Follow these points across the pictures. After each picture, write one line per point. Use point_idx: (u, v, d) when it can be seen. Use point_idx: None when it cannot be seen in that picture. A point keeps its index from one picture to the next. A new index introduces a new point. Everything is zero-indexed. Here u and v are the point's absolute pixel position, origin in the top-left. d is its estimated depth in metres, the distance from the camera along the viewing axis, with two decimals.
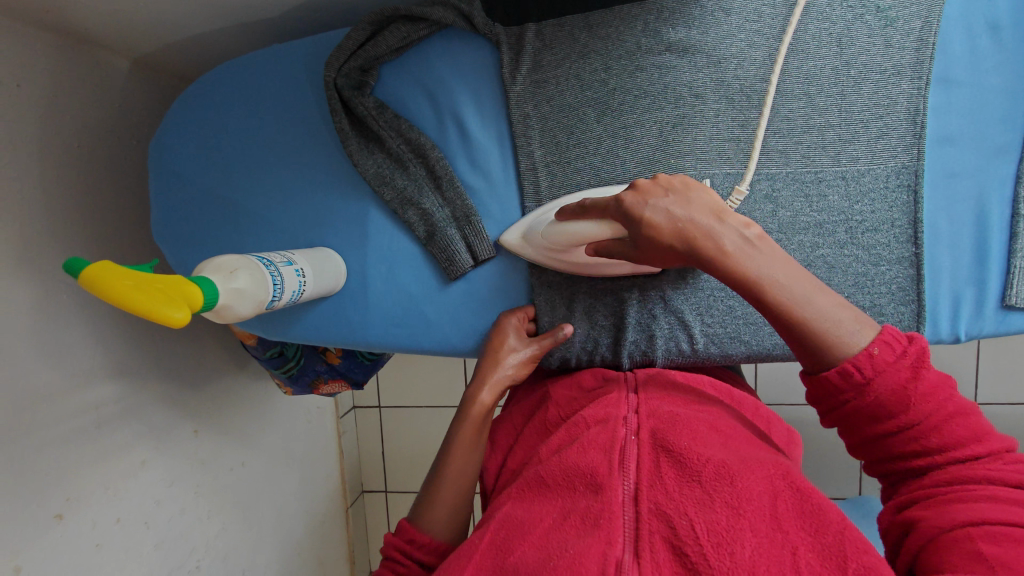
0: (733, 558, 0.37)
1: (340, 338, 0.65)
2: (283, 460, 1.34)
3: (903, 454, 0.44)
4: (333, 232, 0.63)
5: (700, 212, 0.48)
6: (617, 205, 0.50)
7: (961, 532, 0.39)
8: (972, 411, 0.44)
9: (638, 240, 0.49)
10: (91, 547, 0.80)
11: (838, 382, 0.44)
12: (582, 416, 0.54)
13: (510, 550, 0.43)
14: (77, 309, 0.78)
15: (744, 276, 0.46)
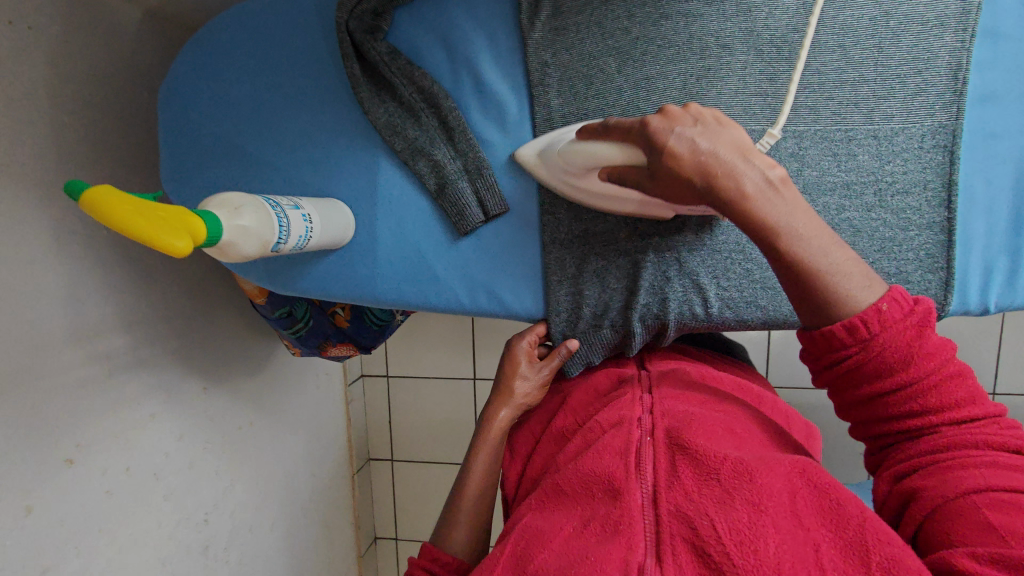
0: (757, 554, 0.40)
1: (348, 293, 0.64)
2: (291, 418, 1.36)
3: (898, 414, 0.45)
4: (343, 183, 0.61)
5: (724, 150, 0.46)
6: (643, 128, 0.48)
7: (966, 501, 0.40)
8: (968, 373, 0.45)
9: (655, 169, 0.47)
10: (101, 494, 0.82)
11: (844, 337, 0.44)
12: (597, 421, 0.59)
13: (529, 559, 0.46)
14: (88, 259, 0.78)
15: (756, 220, 0.45)
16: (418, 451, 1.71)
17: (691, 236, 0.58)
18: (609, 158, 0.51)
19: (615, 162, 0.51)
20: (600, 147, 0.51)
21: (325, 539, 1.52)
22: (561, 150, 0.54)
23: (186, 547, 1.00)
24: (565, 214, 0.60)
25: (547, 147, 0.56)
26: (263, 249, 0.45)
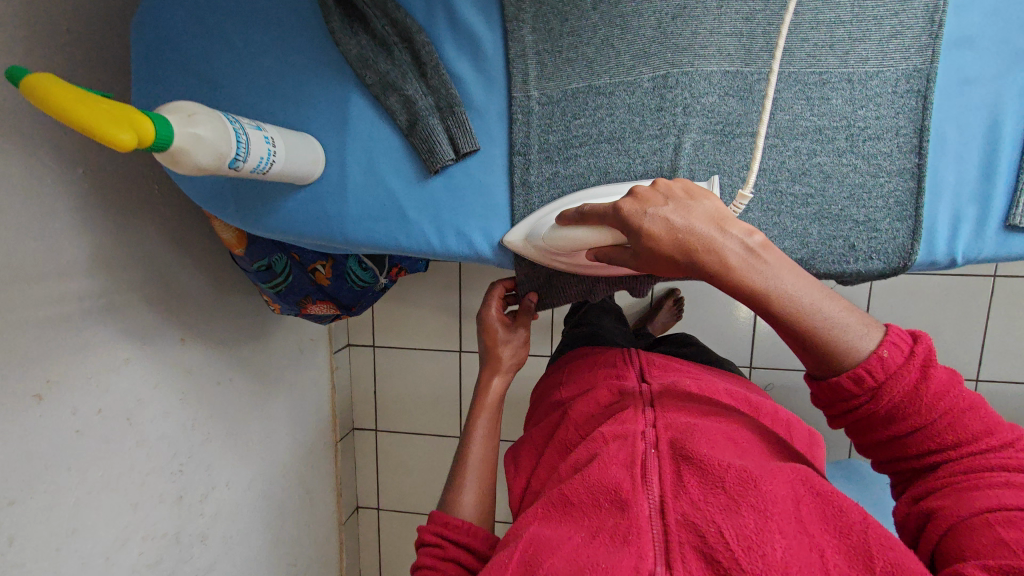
0: (765, 559, 0.45)
1: (318, 232, 0.63)
2: (272, 380, 1.36)
3: (913, 453, 0.48)
4: (314, 117, 0.60)
5: (704, 222, 0.47)
6: (615, 212, 0.50)
7: (981, 519, 0.42)
8: (981, 406, 0.46)
9: (638, 250, 0.49)
10: (71, 433, 0.82)
11: (850, 385, 0.47)
12: (601, 432, 0.64)
13: (538, 564, 0.51)
14: (60, 196, 0.78)
15: (747, 291, 0.46)
16: (402, 422, 1.72)
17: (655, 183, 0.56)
18: (593, 242, 0.53)
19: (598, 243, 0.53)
20: (580, 233, 0.53)
21: (305, 503, 1.53)
22: (543, 236, 0.57)
23: (160, 496, 1.00)
24: (536, 155, 0.59)
25: (531, 233, 0.58)
26: (217, 159, 0.44)
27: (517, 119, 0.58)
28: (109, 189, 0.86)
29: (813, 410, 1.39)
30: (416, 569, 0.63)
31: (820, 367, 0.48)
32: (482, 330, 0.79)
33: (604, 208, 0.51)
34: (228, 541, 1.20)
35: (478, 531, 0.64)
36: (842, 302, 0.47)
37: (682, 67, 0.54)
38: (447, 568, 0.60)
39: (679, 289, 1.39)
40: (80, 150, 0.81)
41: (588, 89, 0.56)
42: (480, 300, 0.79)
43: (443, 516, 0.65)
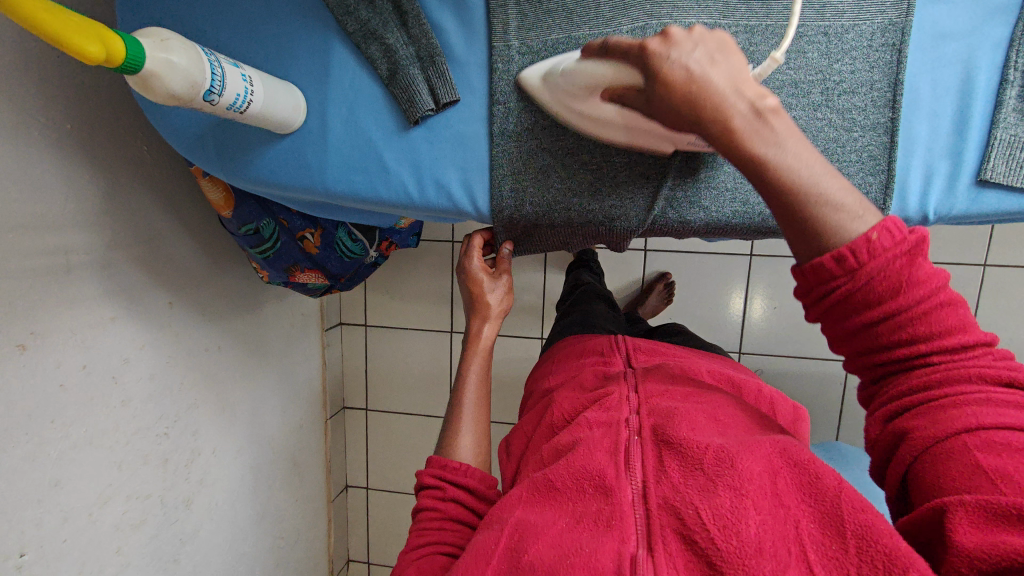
0: (739, 536, 0.45)
1: (299, 182, 0.64)
2: (262, 352, 1.36)
3: (888, 343, 0.44)
4: (296, 65, 0.61)
5: (723, 80, 0.43)
6: (640, 52, 0.45)
7: (958, 441, 0.41)
8: (960, 301, 0.44)
9: (652, 96, 0.46)
10: (56, 387, 0.82)
11: (832, 268, 0.44)
12: (586, 417, 0.64)
13: (523, 550, 0.51)
14: (47, 148, 0.78)
15: (744, 153, 0.44)
16: (392, 401, 1.72)
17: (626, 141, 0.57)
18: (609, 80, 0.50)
19: (615, 85, 0.50)
20: (598, 70, 0.50)
21: (294, 477, 1.53)
22: (563, 70, 0.52)
23: (145, 457, 1.00)
24: (515, 105, 0.59)
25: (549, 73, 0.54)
26: (188, 86, 0.47)
27: (497, 69, 0.58)
28: (97, 146, 0.86)
29: (800, 396, 1.39)
30: (418, 510, 0.69)
31: (803, 243, 0.45)
32: (466, 279, 0.83)
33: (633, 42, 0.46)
34: (214, 508, 1.20)
35: (474, 473, 0.70)
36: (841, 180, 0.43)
37: (659, 19, 0.54)
38: (447, 508, 0.67)
39: (671, 273, 1.40)
40: (68, 104, 0.81)
41: (567, 40, 0.57)
42: (462, 250, 0.82)
43: (441, 460, 0.72)
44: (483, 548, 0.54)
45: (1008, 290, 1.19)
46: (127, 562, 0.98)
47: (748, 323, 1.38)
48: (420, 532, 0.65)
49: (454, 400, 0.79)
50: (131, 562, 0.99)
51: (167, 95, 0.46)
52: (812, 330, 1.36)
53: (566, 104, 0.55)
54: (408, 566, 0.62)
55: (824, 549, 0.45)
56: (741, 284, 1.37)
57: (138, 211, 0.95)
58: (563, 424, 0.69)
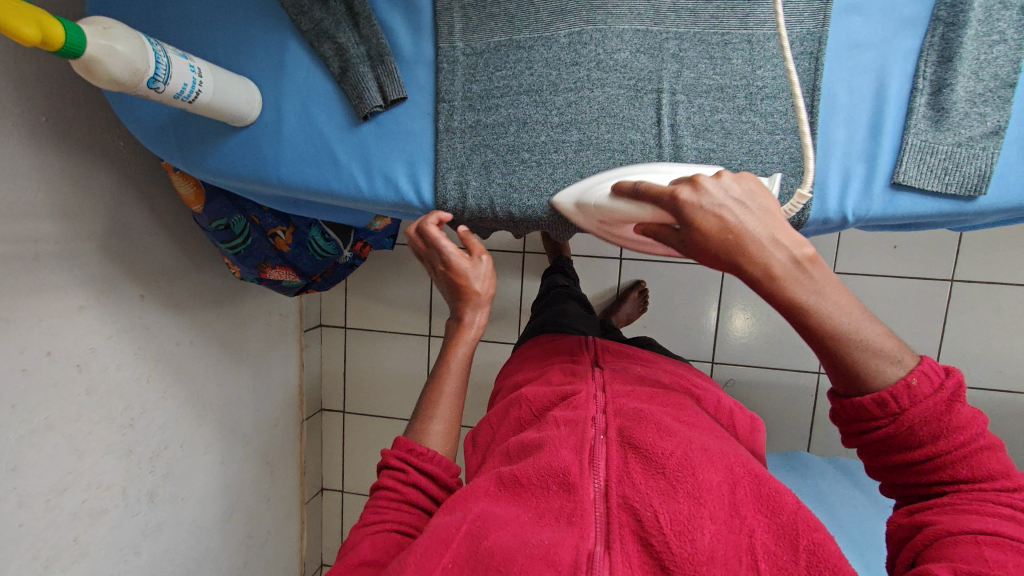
0: (694, 544, 0.39)
1: (253, 171, 0.66)
2: (236, 350, 1.37)
3: (926, 480, 0.46)
4: (254, 62, 0.64)
5: (754, 223, 0.46)
6: (672, 199, 0.48)
7: (969, 536, 0.41)
8: (1001, 447, 0.45)
9: (687, 239, 0.49)
10: (18, 371, 0.83)
11: (871, 408, 0.46)
12: (554, 417, 0.55)
13: (484, 534, 0.43)
14: (20, 136, 0.80)
15: (784, 300, 0.47)
16: (368, 405, 1.72)
17: (575, 144, 0.60)
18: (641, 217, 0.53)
19: (647, 217, 0.53)
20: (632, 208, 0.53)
21: (266, 477, 1.53)
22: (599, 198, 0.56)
23: (108, 447, 1.01)
24: (459, 103, 0.61)
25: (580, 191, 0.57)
26: (129, 73, 0.50)
27: (443, 68, 0.61)
28: (71, 137, 0.88)
29: (770, 407, 1.40)
30: (377, 489, 0.68)
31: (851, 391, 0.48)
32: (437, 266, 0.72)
33: (662, 196, 0.49)
34: (180, 503, 1.20)
35: (444, 461, 0.69)
36: (879, 328, 0.46)
37: (595, 26, 0.58)
38: (406, 492, 0.66)
39: (644, 281, 1.42)
40: (44, 96, 0.83)
41: (509, 43, 0.60)
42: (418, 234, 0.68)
43: (408, 441, 0.70)
44: (445, 531, 0.45)
45: (972, 305, 1.21)
46: (84, 552, 0.97)
47: (720, 334, 1.40)
48: (376, 510, 0.65)
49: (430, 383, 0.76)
50: (89, 552, 0.99)
51: (109, 80, 0.49)
52: (783, 341, 1.37)
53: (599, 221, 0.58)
54: (363, 540, 0.61)
55: (776, 560, 0.40)
56: (713, 293, 1.39)
57: (110, 204, 0.97)
58: (531, 420, 0.61)
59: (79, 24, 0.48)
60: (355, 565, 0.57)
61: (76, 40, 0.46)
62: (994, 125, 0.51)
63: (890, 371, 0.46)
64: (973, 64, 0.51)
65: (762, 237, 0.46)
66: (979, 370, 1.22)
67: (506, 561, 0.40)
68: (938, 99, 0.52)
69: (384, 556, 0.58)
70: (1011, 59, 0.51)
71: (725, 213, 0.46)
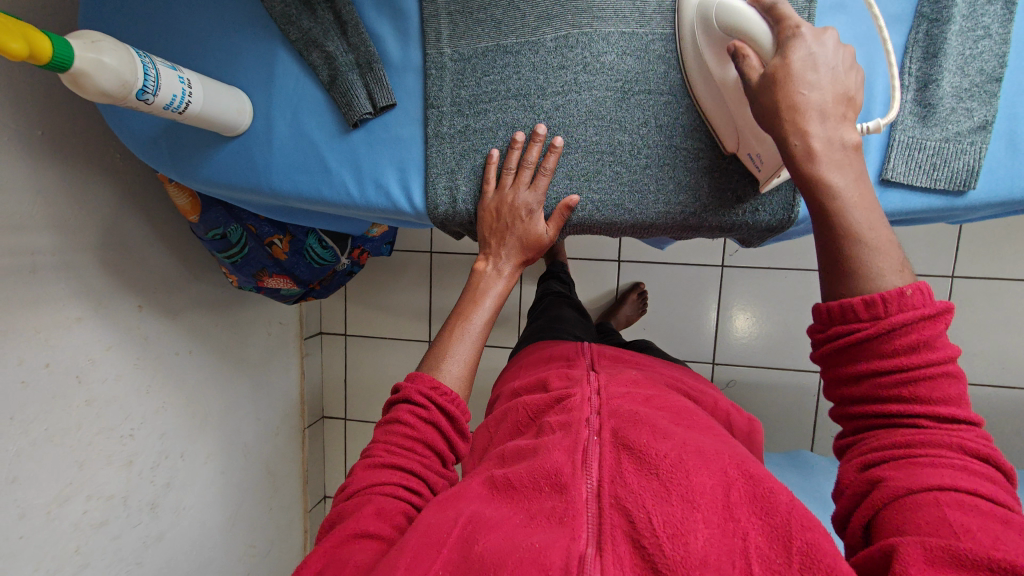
0: (687, 547, 0.39)
1: (245, 180, 0.67)
2: (236, 359, 1.37)
3: (885, 399, 0.44)
4: (244, 72, 0.64)
5: (828, 93, 0.47)
6: (794, 29, 0.47)
7: (928, 495, 0.39)
8: (960, 378, 0.44)
9: (768, 71, 0.48)
10: (16, 383, 0.83)
11: (857, 307, 0.45)
12: (548, 420, 0.55)
13: (476, 538, 0.43)
14: (16, 150, 0.81)
15: (811, 178, 0.47)
16: (369, 412, 1.72)
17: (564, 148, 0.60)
18: (750, 37, 0.49)
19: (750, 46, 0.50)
20: (754, 22, 0.49)
21: (268, 486, 1.53)
22: (720, 8, 0.50)
23: (108, 457, 1.01)
24: (448, 108, 0.62)
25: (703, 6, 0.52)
26: (118, 86, 0.50)
27: (431, 74, 0.61)
28: (67, 150, 0.89)
29: (771, 407, 1.39)
30: (388, 424, 0.60)
31: (835, 281, 0.47)
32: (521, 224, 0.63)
33: (791, 26, 0.47)
34: (182, 513, 1.20)
35: (462, 407, 0.62)
36: (895, 242, 0.46)
37: (581, 31, 0.58)
38: (424, 433, 0.59)
39: (643, 283, 1.41)
40: (40, 110, 0.84)
41: (496, 48, 0.60)
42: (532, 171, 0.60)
43: (431, 378, 0.62)
44: (434, 532, 0.45)
45: (973, 301, 1.20)
46: (85, 563, 0.97)
47: (720, 334, 1.39)
48: (388, 449, 0.58)
49: (454, 325, 0.69)
50: (90, 562, 0.99)
51: (98, 93, 0.50)
52: (783, 341, 1.37)
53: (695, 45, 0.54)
54: (365, 503, 0.53)
55: (769, 562, 0.38)
56: (712, 294, 1.38)
57: (107, 216, 0.98)
58: (527, 422, 0.60)
59: (69, 38, 0.48)
60: (353, 536, 0.49)
61: (64, 54, 0.46)
62: (982, 120, 0.51)
63: (887, 277, 0.45)
64: (959, 59, 0.51)
65: (822, 109, 0.47)
66: (982, 366, 1.21)
67: (498, 564, 0.39)
68: (924, 96, 0.52)
69: (389, 529, 0.50)
70: (996, 53, 0.51)
71: (819, 69, 0.47)
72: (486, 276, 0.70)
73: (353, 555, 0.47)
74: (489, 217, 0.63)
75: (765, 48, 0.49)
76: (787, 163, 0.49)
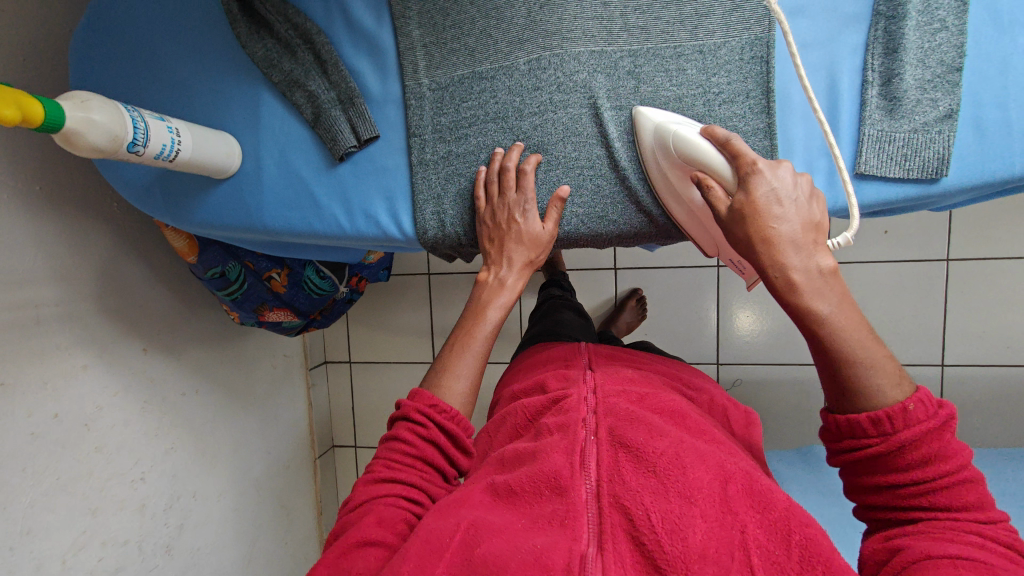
0: (686, 542, 0.39)
1: (239, 220, 0.68)
2: (243, 395, 1.38)
3: (901, 506, 0.45)
4: (231, 117, 0.66)
5: (797, 225, 0.49)
6: (749, 165, 0.50)
7: (947, 561, 0.39)
8: (981, 480, 0.44)
9: (736, 209, 0.50)
10: (26, 436, 0.84)
11: (865, 426, 0.45)
12: (545, 423, 0.56)
13: (478, 541, 0.43)
14: (15, 206, 0.83)
15: (800, 308, 0.48)
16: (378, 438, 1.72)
17: (542, 164, 0.62)
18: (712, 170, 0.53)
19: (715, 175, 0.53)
20: (712, 156, 0.53)
21: (283, 519, 1.52)
22: (677, 136, 0.54)
23: (121, 503, 1.01)
24: (430, 135, 0.64)
25: (662, 128, 0.55)
26: (110, 141, 0.52)
27: (411, 104, 0.63)
28: (64, 202, 0.91)
29: (779, 403, 1.39)
30: (389, 439, 0.60)
31: (839, 399, 0.48)
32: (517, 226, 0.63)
33: (747, 161, 0.50)
34: (198, 552, 1.19)
35: (465, 424, 0.61)
36: (885, 352, 0.47)
37: (550, 51, 0.60)
38: (422, 449, 0.58)
39: (641, 289, 1.42)
40: (36, 166, 0.86)
41: (471, 75, 0.62)
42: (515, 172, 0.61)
43: (430, 396, 0.61)
44: (436, 539, 0.45)
45: (969, 284, 1.20)
46: None
47: (720, 334, 1.40)
48: (387, 464, 0.58)
49: (457, 337, 0.67)
50: None
51: (90, 149, 0.52)
52: (785, 337, 1.37)
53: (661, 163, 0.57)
54: (366, 514, 0.53)
55: (768, 554, 0.39)
56: (711, 295, 1.39)
57: (106, 263, 0.99)
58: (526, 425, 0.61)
59: (59, 101, 0.50)
60: (357, 544, 0.50)
61: (55, 115, 0.48)
62: (948, 109, 0.52)
63: (891, 394, 0.46)
64: (919, 53, 0.53)
65: (794, 240, 0.49)
66: (983, 348, 1.22)
67: (500, 566, 0.40)
68: (889, 90, 0.54)
69: (392, 537, 0.50)
70: (954, 44, 0.52)
71: (783, 202, 0.49)
72: (489, 288, 0.68)
73: (355, 564, 0.47)
74: (487, 226, 0.63)
75: (726, 178, 0.52)
76: (771, 292, 0.50)
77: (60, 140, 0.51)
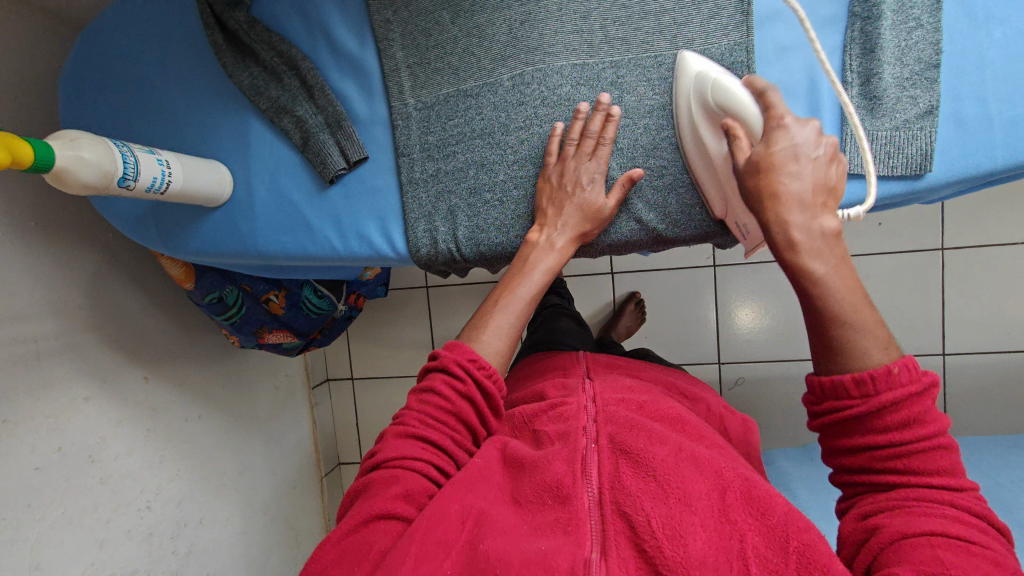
0: (686, 549, 0.40)
1: (232, 247, 0.69)
2: (246, 417, 1.38)
3: (880, 468, 0.44)
4: (221, 145, 0.67)
5: (808, 185, 0.49)
6: (777, 117, 0.50)
7: (921, 539, 0.39)
8: (955, 447, 0.44)
9: (757, 160, 0.50)
10: (30, 470, 0.84)
11: (849, 386, 0.45)
12: (545, 432, 0.55)
13: (481, 540, 0.43)
14: (11, 243, 0.83)
15: (797, 264, 0.48)
16: None
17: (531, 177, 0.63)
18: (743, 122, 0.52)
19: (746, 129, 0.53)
20: (748, 107, 0.52)
21: (291, 541, 1.52)
22: (717, 88, 0.53)
23: (127, 533, 1.01)
24: (418, 154, 0.64)
25: (706, 81, 0.55)
26: (100, 176, 0.53)
27: (398, 125, 0.64)
28: (59, 236, 0.92)
29: (782, 400, 1.39)
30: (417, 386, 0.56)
31: (823, 358, 0.48)
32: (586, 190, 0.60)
33: (777, 115, 0.50)
34: None
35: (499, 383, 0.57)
36: (875, 316, 0.47)
37: (534, 66, 0.60)
38: (455, 404, 0.54)
39: (639, 292, 1.43)
40: (31, 201, 0.87)
41: (456, 93, 0.63)
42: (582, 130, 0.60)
43: (470, 349, 0.56)
44: (445, 522, 0.45)
45: (965, 273, 1.21)
46: None
47: (719, 334, 1.40)
48: (415, 416, 0.54)
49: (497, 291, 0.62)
50: None
51: (81, 187, 0.52)
52: (784, 333, 1.37)
53: (695, 118, 0.56)
54: (387, 474, 0.50)
55: (767, 562, 0.40)
56: (709, 296, 1.39)
57: (104, 293, 1.00)
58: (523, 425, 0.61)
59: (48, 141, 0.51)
60: (376, 511, 0.47)
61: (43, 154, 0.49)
62: (927, 105, 0.53)
63: (873, 356, 0.45)
64: (896, 51, 0.54)
65: (801, 200, 0.48)
66: (982, 336, 1.22)
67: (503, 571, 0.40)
68: (868, 89, 0.54)
69: (414, 510, 0.48)
70: (930, 42, 0.53)
71: (801, 160, 0.49)
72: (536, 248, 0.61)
73: (376, 536, 0.45)
74: (549, 186, 0.61)
75: (754, 132, 0.52)
76: (770, 249, 0.50)
77: (52, 180, 0.51)
